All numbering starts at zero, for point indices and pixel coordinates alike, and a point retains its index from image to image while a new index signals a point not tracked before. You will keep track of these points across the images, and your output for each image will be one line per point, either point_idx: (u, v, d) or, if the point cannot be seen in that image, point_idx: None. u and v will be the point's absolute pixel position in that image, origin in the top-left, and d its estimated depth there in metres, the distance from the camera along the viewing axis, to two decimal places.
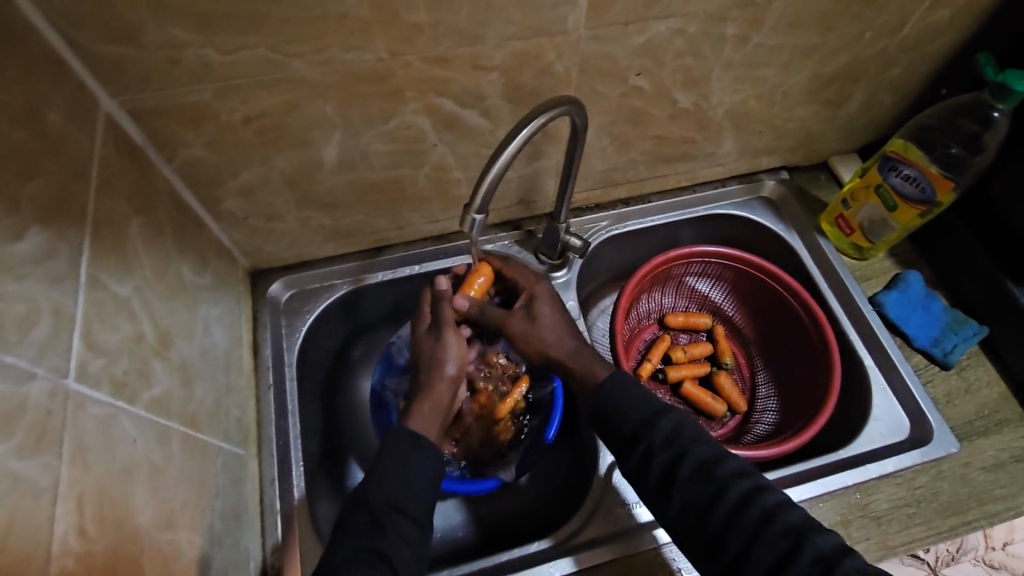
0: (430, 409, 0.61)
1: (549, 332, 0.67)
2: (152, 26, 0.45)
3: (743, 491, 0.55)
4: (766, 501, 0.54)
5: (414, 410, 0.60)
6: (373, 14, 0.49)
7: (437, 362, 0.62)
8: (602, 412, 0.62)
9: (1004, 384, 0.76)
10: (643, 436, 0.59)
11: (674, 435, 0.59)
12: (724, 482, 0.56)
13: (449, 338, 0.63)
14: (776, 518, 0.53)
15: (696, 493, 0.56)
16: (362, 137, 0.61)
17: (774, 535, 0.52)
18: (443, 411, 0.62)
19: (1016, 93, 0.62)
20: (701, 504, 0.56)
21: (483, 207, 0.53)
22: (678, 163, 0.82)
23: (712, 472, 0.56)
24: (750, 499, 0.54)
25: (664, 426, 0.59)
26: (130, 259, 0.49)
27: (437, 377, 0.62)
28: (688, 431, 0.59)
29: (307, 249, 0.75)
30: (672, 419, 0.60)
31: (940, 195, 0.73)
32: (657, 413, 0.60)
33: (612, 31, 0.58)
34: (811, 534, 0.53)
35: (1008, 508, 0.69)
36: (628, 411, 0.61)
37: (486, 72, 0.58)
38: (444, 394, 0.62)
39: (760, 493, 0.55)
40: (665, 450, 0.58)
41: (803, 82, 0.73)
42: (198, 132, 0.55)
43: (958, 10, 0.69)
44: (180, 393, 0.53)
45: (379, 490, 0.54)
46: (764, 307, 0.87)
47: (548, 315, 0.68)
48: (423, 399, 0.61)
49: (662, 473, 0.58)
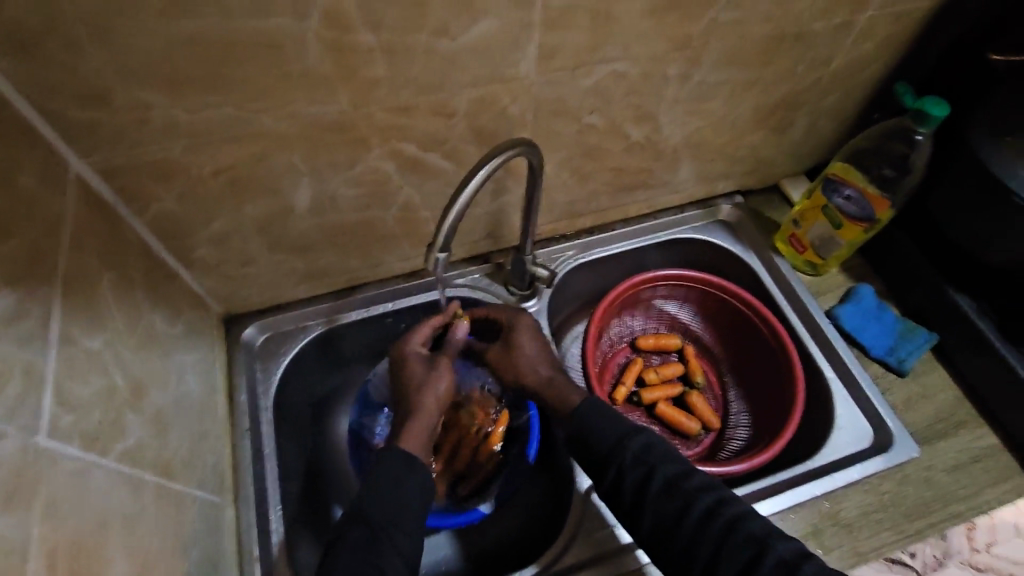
0: (420, 426, 0.63)
1: (525, 363, 0.71)
2: (119, 89, 0.48)
3: (708, 505, 0.56)
4: (729, 512, 0.56)
5: (407, 427, 0.62)
6: (334, 71, 0.52)
7: (429, 382, 0.65)
8: (578, 434, 0.64)
9: (957, 386, 0.80)
10: (615, 457, 0.61)
11: (642, 453, 0.60)
12: (690, 495, 0.57)
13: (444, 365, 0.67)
14: (740, 527, 0.55)
15: (666, 506, 0.57)
16: (329, 184, 0.63)
17: (740, 541, 0.54)
18: (431, 430, 0.64)
19: (932, 117, 0.67)
20: (671, 518, 0.57)
21: (446, 246, 0.55)
22: (637, 192, 0.86)
23: (679, 488, 0.58)
24: (716, 512, 0.56)
25: (635, 446, 0.61)
26: (101, 315, 0.49)
27: (427, 395, 0.65)
28: (658, 448, 0.61)
29: (281, 292, 0.76)
30: (642, 438, 0.62)
31: (879, 212, 0.79)
32: (629, 433, 0.62)
33: (562, 75, 0.62)
34: (774, 541, 0.54)
35: (971, 507, 0.72)
36: (600, 431, 0.63)
37: (446, 118, 0.61)
38: (432, 411, 0.64)
39: (725, 505, 0.56)
40: (636, 468, 0.60)
41: (747, 112, 0.78)
42: (168, 187, 0.57)
43: (881, 43, 0.75)
44: (153, 443, 0.53)
45: (379, 506, 0.55)
46: (729, 325, 0.90)
47: (526, 344, 0.72)
48: (415, 417, 0.63)
49: (635, 488, 0.59)
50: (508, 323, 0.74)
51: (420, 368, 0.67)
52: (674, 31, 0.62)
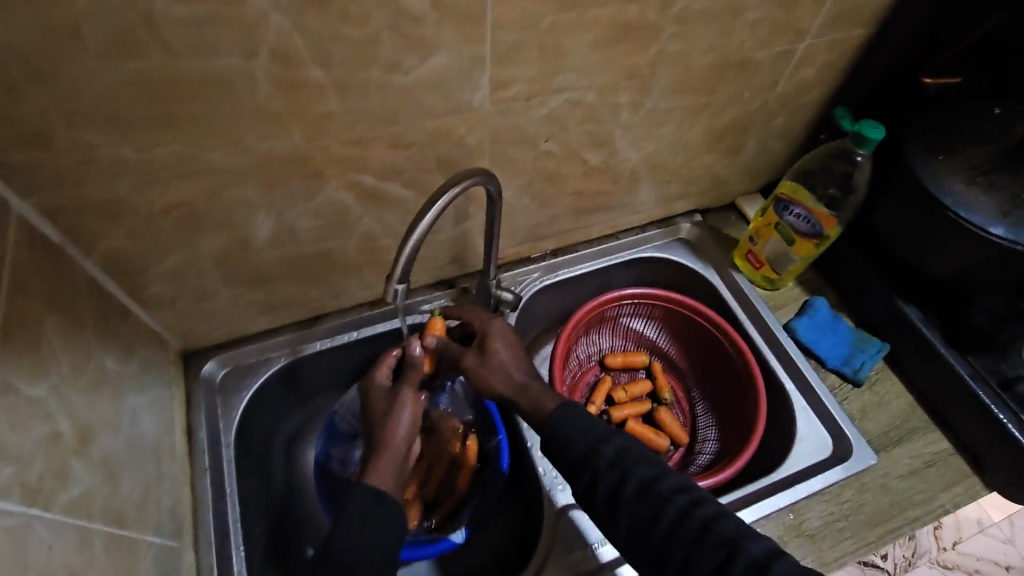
0: (388, 462, 0.61)
1: (498, 370, 0.69)
2: (63, 130, 0.47)
3: (680, 509, 0.57)
4: (701, 515, 0.56)
5: (373, 464, 0.61)
6: (286, 107, 0.52)
7: (393, 416, 0.65)
8: (552, 440, 0.63)
9: (908, 393, 0.83)
10: (589, 464, 0.60)
11: (617, 457, 0.60)
12: (663, 499, 0.57)
13: (405, 395, 0.66)
14: (711, 529, 0.55)
15: (639, 511, 0.58)
16: (287, 216, 0.63)
17: (712, 545, 0.54)
18: (401, 462, 0.63)
19: (870, 141, 0.70)
20: (645, 522, 0.57)
21: (404, 278, 0.56)
22: (598, 214, 0.88)
23: (651, 491, 0.58)
24: (688, 514, 0.56)
25: (608, 451, 0.61)
26: (45, 360, 0.48)
27: (393, 431, 0.64)
28: (634, 452, 0.61)
29: (241, 325, 0.75)
30: (615, 443, 0.61)
31: (827, 228, 0.81)
32: (601, 439, 0.62)
33: (515, 105, 0.63)
34: (744, 541, 0.54)
35: (927, 511, 0.74)
36: (574, 438, 0.62)
37: (402, 149, 0.61)
38: (399, 446, 0.63)
39: (697, 508, 0.57)
40: (610, 473, 0.59)
41: (700, 135, 0.81)
42: (118, 224, 0.56)
43: (820, 68, 0.78)
44: (104, 491, 0.51)
45: (347, 542, 0.54)
46: (694, 341, 0.92)
47: (502, 350, 0.70)
48: (381, 452, 0.62)
49: (610, 494, 0.59)
50: (483, 330, 0.72)
51: (382, 401, 0.67)
52: (623, 61, 0.64)
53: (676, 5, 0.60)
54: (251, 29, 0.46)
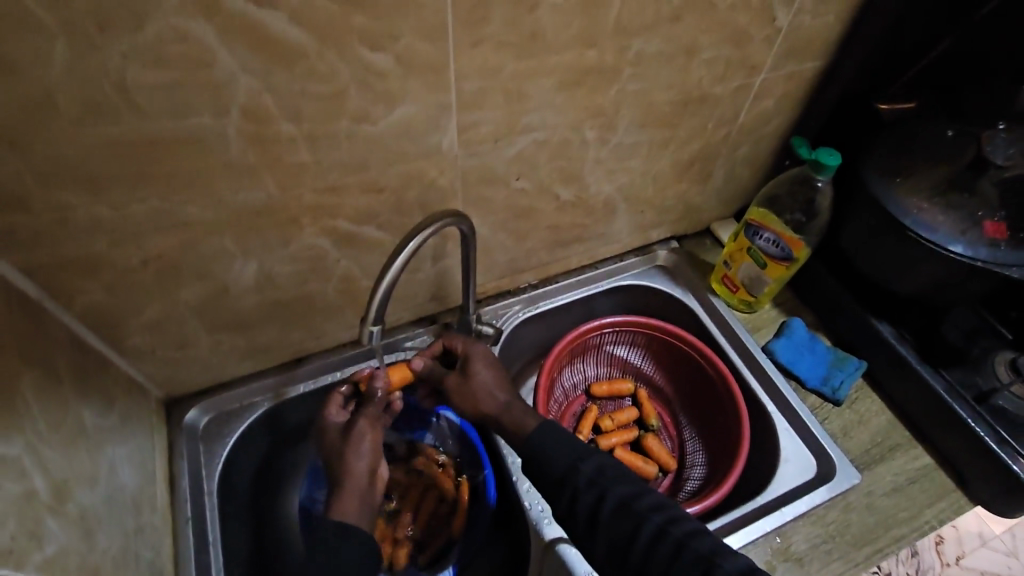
0: (350, 494, 0.63)
1: (482, 390, 0.70)
2: (40, 193, 0.48)
3: (656, 526, 0.57)
4: (678, 532, 0.57)
5: (337, 499, 0.62)
6: (259, 160, 0.54)
7: (353, 447, 0.64)
8: (532, 460, 0.64)
9: (889, 411, 0.84)
10: (570, 480, 0.61)
11: (597, 475, 0.61)
12: (642, 516, 0.58)
13: (362, 427, 0.66)
14: (688, 547, 0.56)
15: (618, 530, 0.58)
16: (267, 262, 0.64)
17: (688, 563, 0.55)
18: (365, 494, 0.64)
19: (828, 167, 0.73)
20: (623, 541, 0.58)
21: (378, 320, 0.56)
22: (576, 245, 0.90)
23: (629, 509, 0.59)
24: (665, 532, 0.57)
25: (588, 469, 0.61)
26: (20, 420, 0.48)
27: (355, 461, 0.64)
28: (611, 471, 0.62)
29: (223, 371, 0.75)
30: (595, 461, 0.62)
31: (796, 252, 0.83)
32: (581, 457, 0.62)
33: (484, 147, 0.65)
34: (720, 559, 0.55)
35: (912, 529, 0.74)
36: (555, 454, 0.63)
37: (376, 194, 0.63)
38: (361, 475, 0.64)
39: (673, 525, 0.58)
40: (590, 491, 0.60)
41: (667, 167, 0.83)
42: (96, 280, 0.57)
43: (778, 100, 0.82)
44: (80, 548, 0.51)
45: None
46: (677, 366, 0.93)
47: (484, 371, 0.71)
48: (343, 487, 0.63)
49: (589, 512, 0.59)
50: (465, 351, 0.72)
51: (338, 435, 0.66)
52: (586, 101, 0.67)
53: (632, 49, 0.63)
54: (223, 90, 0.48)
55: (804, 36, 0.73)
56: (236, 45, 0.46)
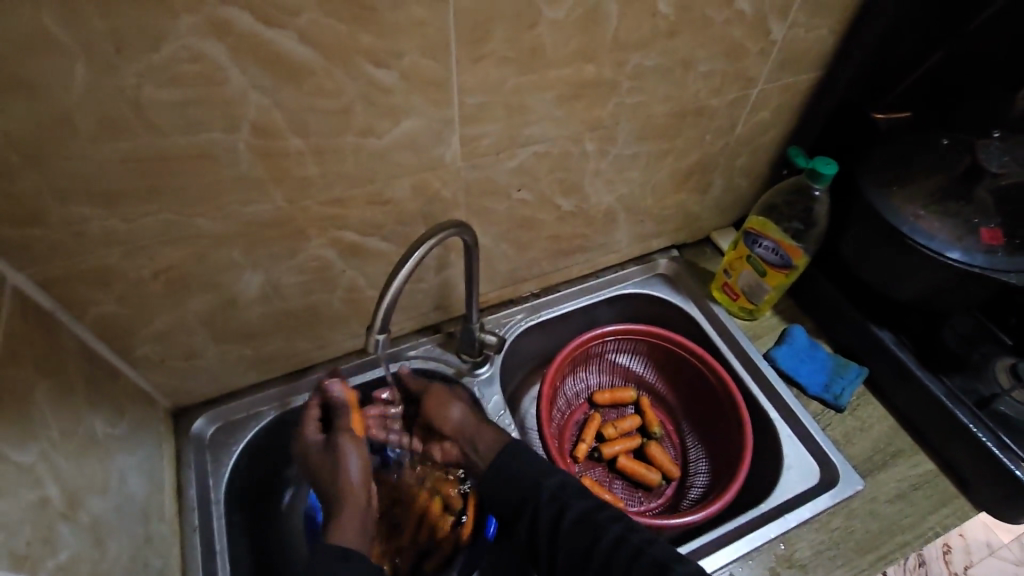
0: (350, 515, 0.65)
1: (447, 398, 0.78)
2: (56, 207, 0.50)
3: (616, 535, 0.60)
4: (636, 538, 0.59)
5: (335, 523, 0.64)
6: (266, 173, 0.56)
7: (342, 468, 0.66)
8: (495, 474, 0.66)
9: (891, 417, 0.84)
10: (530, 498, 0.64)
11: (558, 490, 0.64)
12: (601, 527, 0.61)
13: (347, 445, 0.68)
14: (645, 552, 0.58)
15: (577, 539, 0.60)
16: (273, 273, 0.66)
17: (644, 568, 0.57)
18: (365, 514, 0.66)
19: (825, 175, 0.74)
20: (580, 552, 0.60)
21: (385, 327, 0.57)
22: (577, 255, 0.91)
23: (589, 520, 0.61)
24: (624, 539, 0.60)
25: (551, 484, 0.64)
26: (35, 428, 0.49)
27: (346, 480, 0.66)
28: (572, 486, 0.64)
29: (230, 380, 0.76)
30: (557, 476, 0.65)
31: (796, 260, 0.84)
32: (544, 473, 0.65)
33: (485, 160, 0.66)
34: (675, 564, 0.57)
35: (916, 535, 0.74)
36: (515, 474, 0.65)
37: (381, 205, 0.65)
38: (358, 497, 0.66)
39: (632, 532, 0.60)
40: (550, 506, 0.63)
41: (666, 177, 0.85)
42: (107, 290, 0.58)
43: (775, 110, 0.83)
44: (91, 555, 0.52)
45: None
46: (678, 373, 0.93)
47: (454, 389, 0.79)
48: (342, 510, 0.65)
49: (550, 524, 0.62)
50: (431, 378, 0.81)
51: (324, 458, 0.68)
52: (585, 114, 0.68)
53: (629, 63, 0.65)
54: (233, 106, 0.50)
55: (799, 48, 0.75)
56: (246, 62, 0.47)
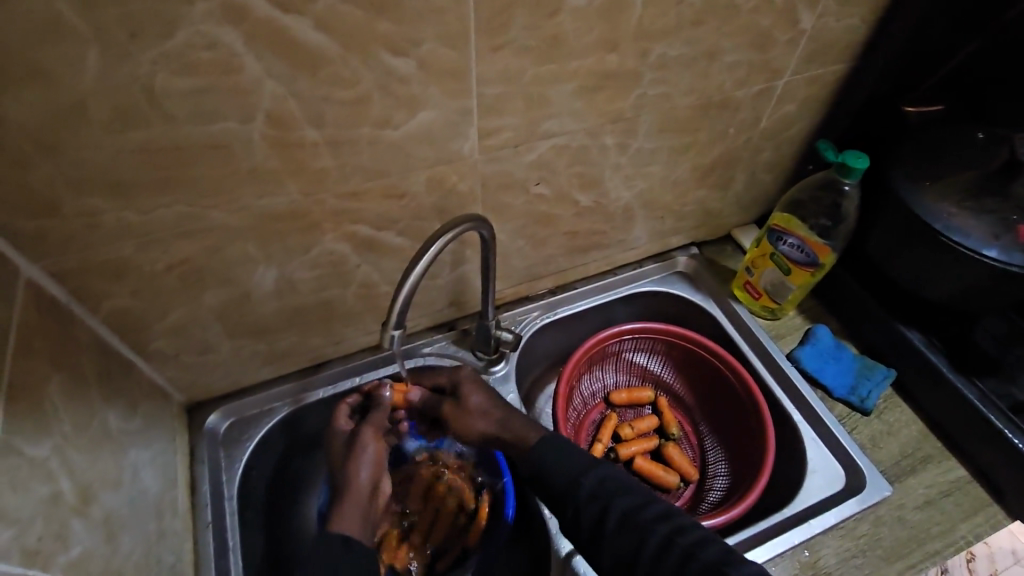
0: (351, 507, 0.63)
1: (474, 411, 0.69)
2: (70, 200, 0.49)
3: (663, 537, 0.55)
4: (685, 542, 0.55)
5: (338, 510, 0.62)
6: (282, 165, 0.55)
7: (356, 457, 0.66)
8: (536, 477, 0.63)
9: (920, 421, 0.81)
10: (570, 499, 0.60)
11: (597, 489, 0.60)
12: (646, 529, 0.56)
13: (366, 435, 0.67)
14: (696, 557, 0.54)
15: (621, 544, 0.56)
16: (288, 268, 0.65)
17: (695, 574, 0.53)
18: (367, 509, 0.64)
19: (855, 170, 0.71)
20: (628, 556, 0.56)
21: (400, 323, 0.56)
22: (594, 252, 0.89)
23: (633, 522, 0.57)
24: (672, 542, 0.55)
25: (589, 482, 0.60)
26: (48, 420, 0.48)
27: (355, 474, 0.65)
28: (613, 482, 0.60)
29: (245, 375, 0.76)
30: (597, 472, 0.61)
31: (822, 257, 0.81)
32: (582, 471, 0.61)
33: (503, 153, 0.65)
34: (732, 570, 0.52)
35: (947, 544, 0.72)
36: (556, 471, 0.62)
37: (397, 200, 0.63)
38: (363, 488, 0.65)
39: (679, 535, 0.55)
40: (592, 505, 0.59)
41: (688, 172, 0.82)
42: (122, 283, 0.57)
43: (801, 104, 0.80)
44: (103, 551, 0.51)
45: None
46: (697, 374, 0.91)
47: (477, 396, 0.70)
48: (348, 500, 0.64)
49: (593, 522, 0.58)
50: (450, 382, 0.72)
51: (343, 447, 0.68)
52: (607, 106, 0.66)
53: (653, 53, 0.63)
54: (248, 95, 0.49)
55: (828, 37, 0.72)
56: (261, 49, 0.46)
